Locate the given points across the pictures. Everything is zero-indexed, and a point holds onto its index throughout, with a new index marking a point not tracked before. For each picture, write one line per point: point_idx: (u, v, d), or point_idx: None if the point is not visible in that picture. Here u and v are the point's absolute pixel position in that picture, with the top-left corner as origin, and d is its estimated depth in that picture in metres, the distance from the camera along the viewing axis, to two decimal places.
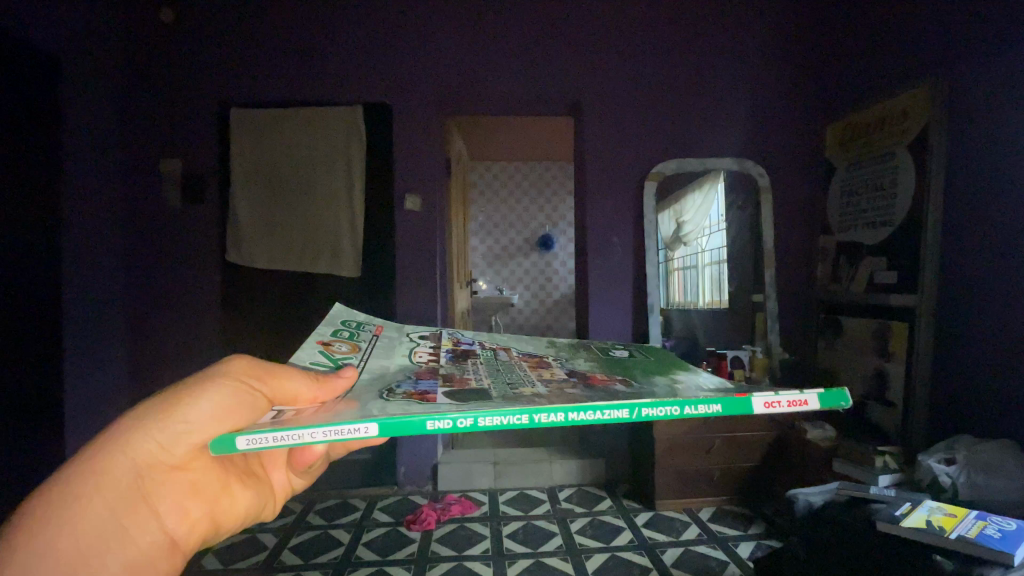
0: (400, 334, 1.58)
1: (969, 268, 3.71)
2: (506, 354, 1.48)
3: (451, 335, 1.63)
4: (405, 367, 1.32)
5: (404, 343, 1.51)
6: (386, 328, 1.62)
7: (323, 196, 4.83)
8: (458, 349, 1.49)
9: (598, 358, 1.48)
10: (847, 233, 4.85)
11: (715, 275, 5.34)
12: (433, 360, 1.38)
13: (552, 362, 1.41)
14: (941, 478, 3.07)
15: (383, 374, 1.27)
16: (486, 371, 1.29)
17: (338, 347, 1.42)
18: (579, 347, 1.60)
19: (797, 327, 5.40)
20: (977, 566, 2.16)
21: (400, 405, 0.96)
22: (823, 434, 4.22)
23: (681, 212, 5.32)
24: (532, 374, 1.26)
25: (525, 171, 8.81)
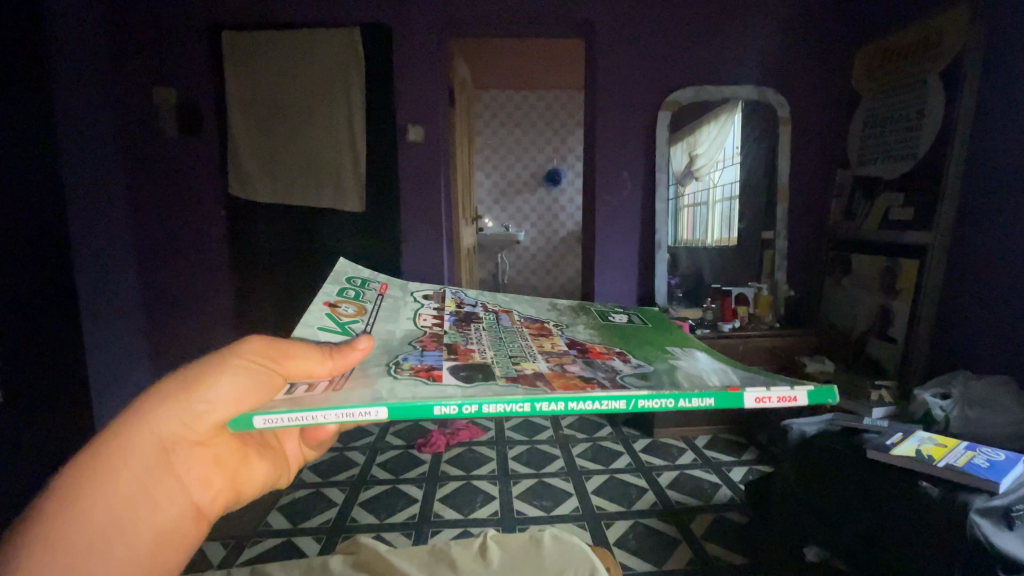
0: (407, 294, 1.56)
1: (990, 206, 3.61)
2: (510, 319, 1.48)
3: (457, 295, 1.63)
4: (411, 333, 1.31)
5: (408, 304, 1.50)
6: (391, 286, 1.60)
7: (325, 127, 4.68)
8: (463, 313, 1.49)
9: (599, 324, 1.49)
10: (866, 168, 4.68)
11: (726, 211, 5.25)
12: (439, 325, 1.38)
13: (554, 329, 1.41)
14: (935, 411, 3.13)
15: (390, 341, 1.26)
16: (488, 340, 1.30)
17: (344, 310, 1.38)
18: (580, 311, 1.61)
19: (805, 265, 5.35)
20: (959, 489, 2.27)
21: (409, 386, 0.96)
22: (821, 368, 4.42)
23: (694, 145, 5.15)
24: (534, 345, 1.27)
25: (532, 100, 8.41)
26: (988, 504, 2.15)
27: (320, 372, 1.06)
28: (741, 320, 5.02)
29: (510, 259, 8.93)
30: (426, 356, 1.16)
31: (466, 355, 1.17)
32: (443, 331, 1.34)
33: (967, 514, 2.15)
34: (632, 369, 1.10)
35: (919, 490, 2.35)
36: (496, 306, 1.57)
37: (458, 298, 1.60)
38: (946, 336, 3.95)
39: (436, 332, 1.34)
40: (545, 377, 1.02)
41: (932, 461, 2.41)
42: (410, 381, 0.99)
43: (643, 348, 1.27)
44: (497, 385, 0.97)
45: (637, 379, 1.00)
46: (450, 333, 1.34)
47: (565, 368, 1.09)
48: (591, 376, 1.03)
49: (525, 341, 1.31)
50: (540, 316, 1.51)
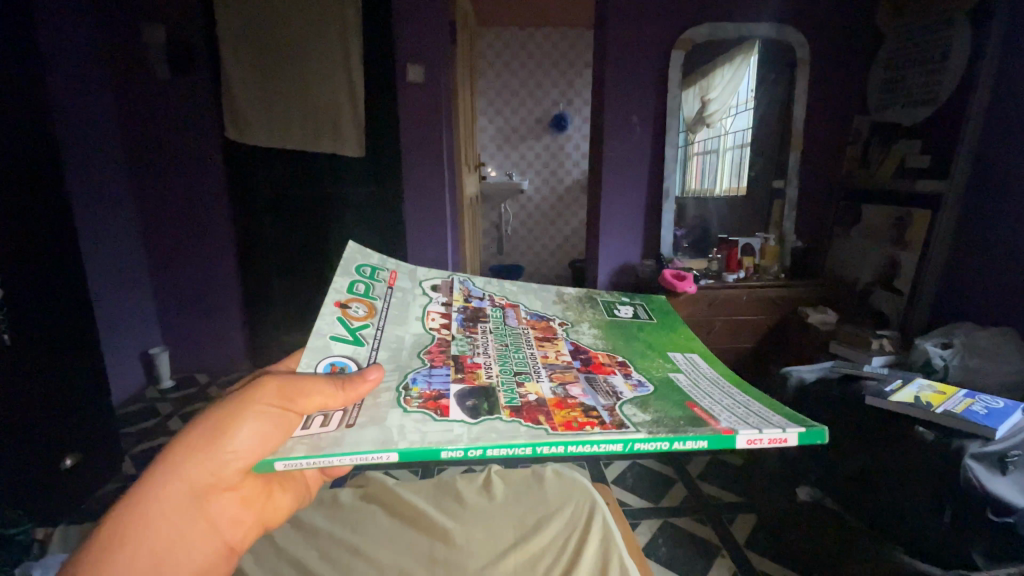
0: (416, 285, 1.46)
1: (1011, 152, 3.48)
2: (515, 317, 1.43)
3: (465, 283, 1.53)
4: (420, 341, 1.26)
5: (418, 301, 1.41)
6: (400, 271, 1.48)
7: (319, 66, 4.41)
8: (472, 311, 1.42)
9: (607, 324, 1.42)
10: (885, 112, 4.48)
11: (736, 159, 5.04)
12: (447, 328, 1.33)
13: (561, 334, 1.36)
14: (934, 361, 3.18)
15: (400, 354, 1.21)
16: (495, 350, 1.26)
17: (355, 310, 1.28)
18: (588, 304, 1.53)
19: (815, 215, 5.25)
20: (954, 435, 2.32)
21: (419, 422, 0.94)
22: (823, 319, 4.38)
23: (708, 89, 4.91)
24: (540, 358, 1.23)
25: (538, 40, 7.99)
26: (982, 450, 2.15)
27: (336, 402, 1.03)
28: (746, 271, 4.99)
29: (514, 209, 8.79)
30: (434, 375, 1.13)
31: (473, 374, 1.13)
32: (451, 338, 1.29)
33: (962, 458, 2.17)
34: (632, 396, 1.05)
35: (916, 434, 2.39)
36: (505, 299, 1.50)
37: (466, 288, 1.51)
38: (953, 287, 3.91)
39: (444, 339, 1.29)
40: (549, 410, 0.98)
41: (931, 408, 2.35)
42: (419, 416, 0.96)
43: (647, 361, 1.22)
44: (503, 423, 0.94)
45: (634, 415, 0.95)
46: (459, 340, 1.29)
47: (569, 394, 1.05)
48: (591, 407, 0.99)
49: (530, 351, 1.26)
50: (545, 312, 1.45)
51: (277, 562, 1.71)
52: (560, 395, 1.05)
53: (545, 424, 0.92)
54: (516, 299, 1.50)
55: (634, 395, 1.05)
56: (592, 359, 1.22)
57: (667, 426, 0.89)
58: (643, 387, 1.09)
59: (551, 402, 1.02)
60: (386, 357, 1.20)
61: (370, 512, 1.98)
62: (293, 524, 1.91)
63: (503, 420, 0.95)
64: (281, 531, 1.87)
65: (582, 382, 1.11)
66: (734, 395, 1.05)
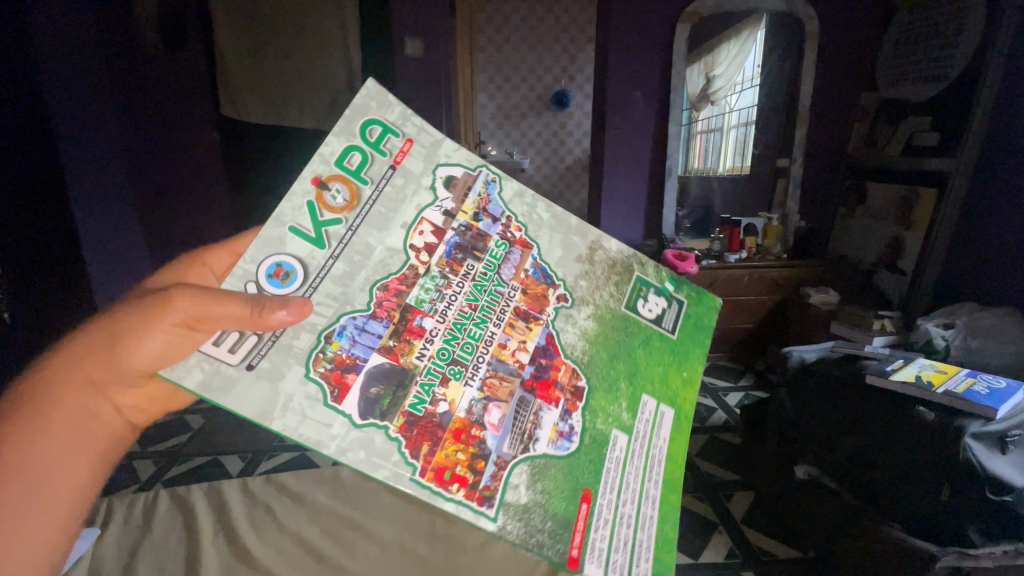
0: (426, 171, 0.84)
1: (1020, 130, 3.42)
2: (517, 266, 0.90)
3: (491, 181, 0.90)
4: (385, 267, 0.80)
5: (412, 196, 0.83)
6: (415, 134, 0.83)
7: (314, 41, 4.27)
8: (477, 237, 0.88)
9: (622, 325, 0.95)
10: (894, 89, 4.39)
11: (740, 138, 4.89)
12: (429, 253, 0.83)
13: (553, 319, 0.90)
14: (936, 341, 3.14)
15: (351, 276, 0.78)
16: (462, 311, 0.85)
17: (326, 193, 0.78)
18: (626, 274, 0.99)
19: (819, 195, 5.17)
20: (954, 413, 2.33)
21: (308, 401, 0.71)
22: (825, 299, 4.37)
23: (713, 65, 4.77)
24: (500, 337, 0.86)
25: (539, 13, 7.80)
26: (983, 429, 2.17)
27: (252, 329, 0.73)
28: (748, 251, 4.92)
29: None
30: (366, 333, 0.77)
31: (406, 347, 0.79)
32: (423, 273, 0.82)
33: (962, 437, 2.17)
34: (544, 450, 0.81)
35: (916, 414, 2.40)
36: (525, 232, 0.92)
37: (488, 191, 0.89)
38: (955, 267, 3.90)
39: (413, 271, 0.82)
40: (441, 439, 0.75)
41: (934, 388, 2.45)
42: (313, 391, 0.72)
43: (606, 399, 0.89)
44: (383, 439, 0.72)
45: (512, 489, 0.76)
46: (430, 278, 0.83)
47: (483, 421, 0.79)
48: (483, 453, 0.77)
49: (494, 331, 0.86)
50: (558, 273, 0.92)
51: (280, 537, 1.73)
52: (473, 417, 0.78)
53: (420, 461, 0.72)
54: (538, 232, 0.93)
55: (547, 451, 0.80)
56: (549, 371, 0.86)
57: (527, 533, 0.74)
58: (567, 442, 0.83)
59: (451, 426, 0.77)
60: (331, 279, 0.78)
61: (370, 490, 2.00)
62: (294, 500, 1.92)
63: (389, 436, 0.72)
64: (283, 506, 1.88)
65: (511, 405, 0.82)
66: (649, 503, 0.88)
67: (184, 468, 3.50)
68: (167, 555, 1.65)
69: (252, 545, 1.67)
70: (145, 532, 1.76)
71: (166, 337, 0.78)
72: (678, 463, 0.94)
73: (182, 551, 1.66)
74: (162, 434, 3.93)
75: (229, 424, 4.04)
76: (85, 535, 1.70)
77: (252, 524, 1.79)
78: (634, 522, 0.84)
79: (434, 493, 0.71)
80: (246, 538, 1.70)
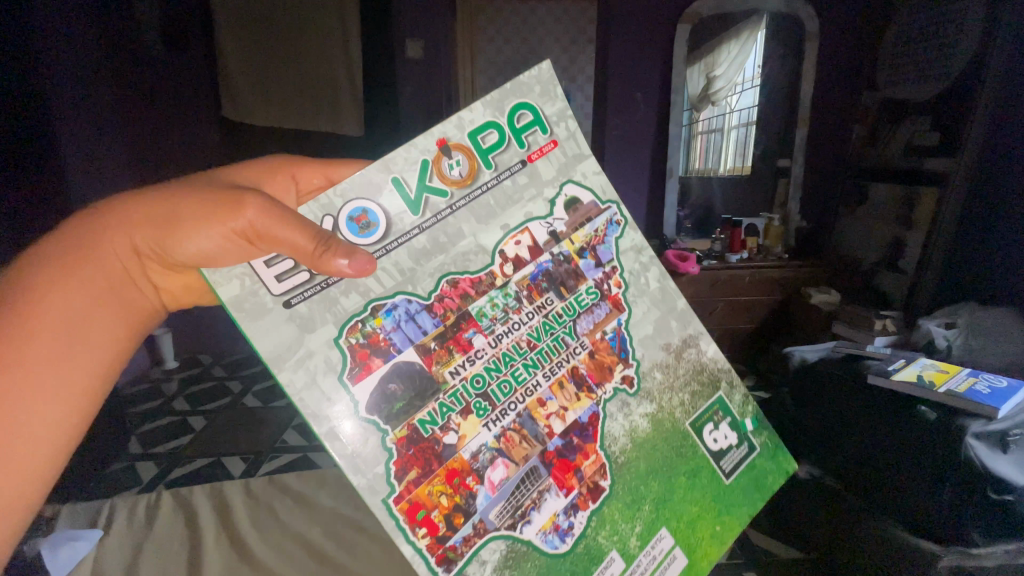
0: (554, 183, 1.00)
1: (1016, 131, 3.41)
2: (597, 322, 1.00)
3: (613, 224, 1.03)
4: (467, 255, 0.95)
5: (526, 200, 0.99)
6: (563, 139, 1.00)
7: (317, 43, 4.31)
8: (571, 272, 1.01)
9: (674, 433, 1.01)
10: (894, 89, 4.40)
11: (740, 139, 4.87)
12: (511, 270, 0.97)
13: (608, 395, 0.99)
14: (937, 341, 3.14)
15: (429, 255, 0.94)
16: (519, 341, 0.96)
17: (455, 169, 0.95)
18: (701, 384, 1.04)
19: (820, 196, 5.18)
20: (957, 415, 2.25)
21: (326, 367, 0.88)
22: (827, 300, 4.40)
23: (713, 66, 4.77)
24: (540, 395, 0.96)
25: (541, 15, 7.83)
26: (986, 428, 2.10)
27: (306, 262, 0.89)
28: (749, 251, 4.95)
29: None
30: (414, 321, 0.92)
31: (445, 356, 0.93)
32: (499, 283, 0.96)
33: (963, 436, 2.12)
34: (531, 536, 0.91)
35: (919, 415, 2.34)
36: (624, 293, 1.02)
37: (606, 231, 1.02)
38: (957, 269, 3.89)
39: (491, 279, 0.96)
40: (433, 472, 0.89)
41: (937, 386, 2.38)
42: (334, 359, 0.88)
43: (622, 513, 0.96)
44: (379, 443, 0.87)
45: (478, 562, 0.89)
46: (505, 293, 0.97)
47: (483, 473, 0.90)
48: (467, 511, 0.89)
49: (541, 382, 0.96)
50: (636, 355, 1.01)
51: (282, 538, 1.73)
52: (474, 464, 0.90)
53: (401, 485, 0.87)
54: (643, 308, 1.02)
55: (533, 539, 0.91)
56: (575, 455, 0.95)
57: None
58: (559, 539, 0.93)
59: (449, 463, 0.90)
60: (407, 250, 0.93)
61: None
62: (298, 500, 1.91)
63: (384, 442, 0.87)
64: (287, 507, 1.88)
65: (520, 470, 0.92)
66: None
67: (188, 469, 3.52)
68: (170, 556, 1.66)
69: (255, 545, 1.69)
70: (146, 533, 1.76)
71: (217, 241, 0.95)
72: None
73: (184, 553, 1.67)
74: (166, 435, 3.95)
75: (233, 424, 4.05)
76: (85, 536, 1.71)
77: (255, 524, 1.79)
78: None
79: (399, 527, 0.85)
80: (250, 540, 1.70)
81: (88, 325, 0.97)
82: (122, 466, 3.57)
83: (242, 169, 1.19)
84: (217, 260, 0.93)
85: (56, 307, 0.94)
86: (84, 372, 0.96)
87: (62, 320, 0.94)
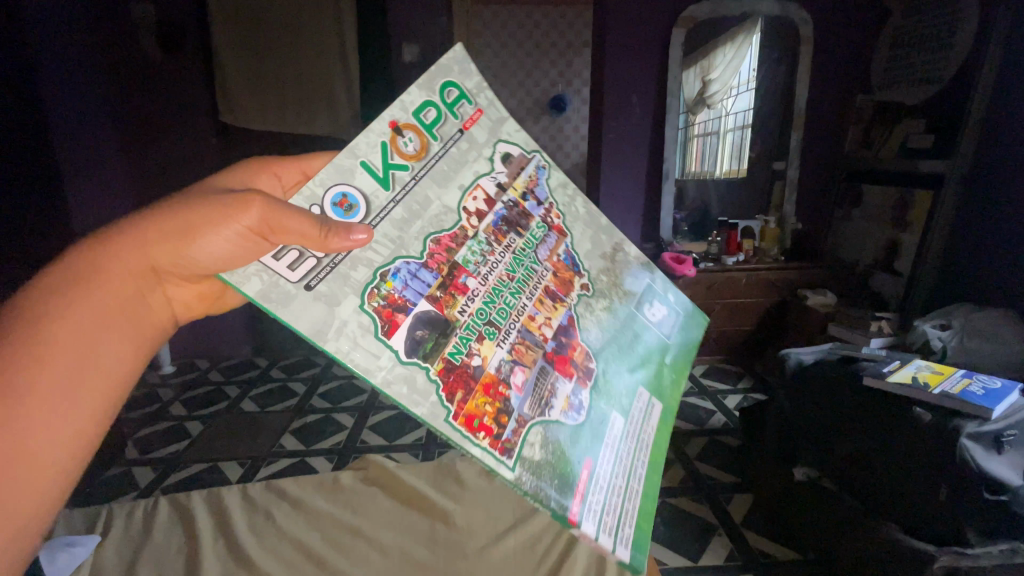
0: (489, 144, 0.97)
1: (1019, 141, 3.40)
2: (551, 248, 1.03)
3: (543, 168, 1.05)
4: (440, 217, 0.90)
5: (473, 163, 0.95)
6: (485, 107, 0.97)
7: (312, 45, 4.29)
8: (522, 215, 1.00)
9: (626, 321, 1.07)
10: (888, 90, 4.43)
11: (737, 141, 4.90)
12: (478, 219, 0.94)
13: (576, 302, 1.01)
14: (932, 342, 3.13)
15: (408, 223, 0.88)
16: (496, 282, 0.94)
17: (406, 143, 0.88)
18: (634, 279, 1.12)
19: (815, 198, 5.16)
20: (953, 415, 2.28)
21: (361, 330, 0.78)
22: (823, 301, 4.42)
23: (709, 69, 4.78)
24: (529, 307, 0.95)
25: (537, 18, 7.83)
26: (979, 429, 2.15)
27: (315, 249, 0.81)
28: (746, 254, 4.96)
29: None
30: (417, 276, 0.86)
31: (450, 299, 0.88)
32: (472, 236, 0.93)
33: (959, 437, 2.15)
34: (558, 417, 0.87)
35: (913, 415, 2.34)
36: (563, 220, 1.06)
37: (538, 175, 1.04)
38: (953, 271, 3.88)
39: (463, 232, 0.92)
40: (473, 388, 0.82)
41: (930, 388, 2.38)
42: (366, 322, 0.79)
43: (611, 385, 0.97)
44: (425, 378, 0.79)
45: (529, 446, 0.81)
46: (477, 242, 0.94)
47: (508, 380, 0.86)
48: (507, 410, 0.83)
49: (526, 303, 0.96)
50: (584, 262, 1.06)
51: (278, 542, 1.81)
52: (501, 375, 0.86)
53: (454, 404, 0.79)
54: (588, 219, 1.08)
55: (560, 419, 0.87)
56: (567, 348, 0.95)
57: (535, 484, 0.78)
58: (577, 413, 0.90)
59: (483, 378, 0.84)
60: (390, 222, 0.87)
61: (370, 493, 2.06)
62: (295, 506, 1.99)
63: (428, 377, 0.79)
64: (283, 513, 1.95)
65: (534, 368, 0.89)
66: (636, 481, 0.92)
67: (181, 476, 3.46)
68: (168, 561, 1.75)
69: (250, 549, 1.77)
70: (146, 541, 1.85)
71: (230, 244, 0.90)
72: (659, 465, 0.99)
73: (182, 558, 1.76)
74: (166, 439, 3.91)
75: (231, 429, 4.00)
76: (82, 543, 1.78)
77: (253, 532, 1.87)
78: (620, 503, 0.87)
79: (463, 435, 0.77)
80: (247, 545, 1.79)
81: (96, 348, 0.89)
82: (126, 472, 3.53)
83: (229, 172, 1.14)
84: (239, 262, 0.88)
85: (67, 325, 0.86)
86: (92, 401, 0.88)
87: (72, 343, 0.86)
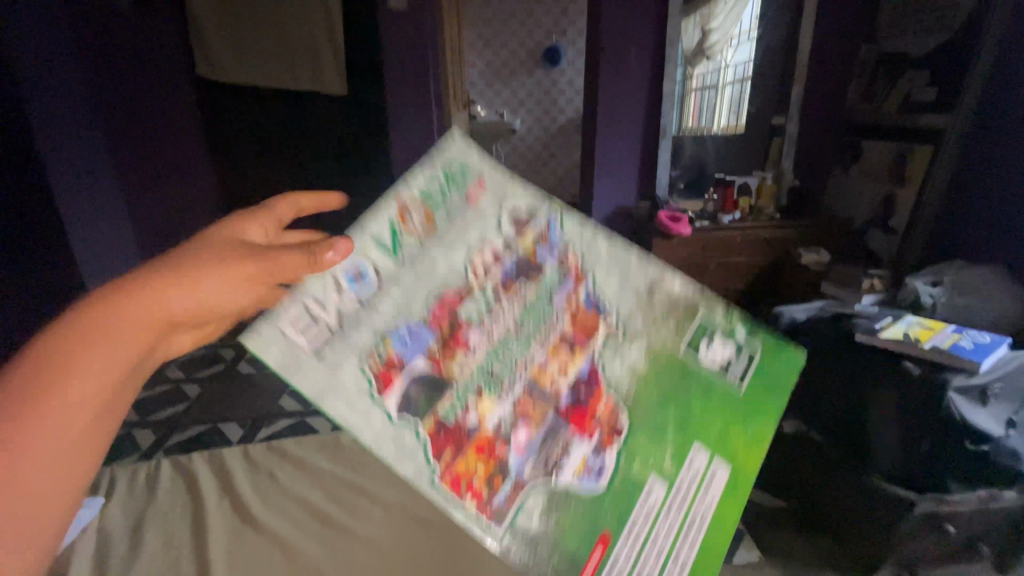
0: (494, 207, 0.92)
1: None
2: (570, 293, 0.92)
3: (555, 215, 0.94)
4: (446, 280, 0.88)
5: (479, 227, 0.91)
6: (487, 172, 0.93)
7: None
8: (532, 266, 0.92)
9: (681, 362, 0.90)
10: (891, 43, 4.14)
11: (734, 96, 4.70)
12: (485, 273, 0.90)
13: (608, 352, 0.90)
14: (924, 299, 3.00)
15: (410, 286, 0.86)
16: (504, 339, 0.89)
17: (412, 218, 0.89)
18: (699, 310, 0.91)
19: (815, 153, 4.95)
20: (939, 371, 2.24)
21: (359, 393, 0.80)
22: (816, 259, 4.29)
23: (709, 16, 4.46)
24: (539, 360, 0.89)
25: None
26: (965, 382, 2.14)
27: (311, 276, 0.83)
28: (741, 213, 4.75)
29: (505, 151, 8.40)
30: (415, 338, 0.85)
31: (450, 355, 0.86)
32: (477, 293, 0.89)
33: (944, 388, 2.16)
34: (569, 483, 0.85)
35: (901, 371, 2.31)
36: (583, 262, 0.93)
37: (552, 224, 0.93)
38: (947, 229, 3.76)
39: (467, 287, 0.89)
40: (466, 447, 0.83)
41: (919, 343, 2.32)
42: (363, 385, 0.81)
43: (648, 441, 0.87)
44: (414, 437, 0.81)
45: (525, 513, 0.84)
46: (484, 298, 0.89)
47: (510, 438, 0.85)
48: (503, 472, 0.84)
49: (536, 354, 0.89)
50: (614, 304, 0.92)
51: (284, 502, 1.71)
52: (500, 434, 0.85)
53: (438, 464, 0.81)
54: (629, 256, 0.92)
55: (569, 485, 0.85)
56: (587, 401, 0.88)
57: (528, 559, 0.82)
58: (593, 480, 0.85)
59: (478, 438, 0.84)
60: (398, 287, 0.86)
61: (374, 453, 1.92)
62: (299, 467, 1.86)
63: (418, 436, 0.82)
64: (286, 473, 1.83)
65: (541, 430, 0.86)
66: (676, 565, 0.84)
67: (185, 436, 3.43)
68: (171, 522, 1.65)
69: (256, 511, 1.66)
70: (149, 503, 1.72)
71: (220, 287, 0.83)
72: (728, 532, 0.86)
73: (187, 516, 1.66)
74: (160, 403, 3.82)
75: (217, 395, 3.93)
76: (88, 505, 1.68)
77: (257, 492, 1.75)
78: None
79: (446, 498, 0.80)
80: (252, 506, 1.68)
81: (76, 375, 0.67)
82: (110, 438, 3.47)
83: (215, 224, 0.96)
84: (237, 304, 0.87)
85: (77, 386, 0.67)
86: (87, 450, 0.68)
87: (70, 385, 0.67)
